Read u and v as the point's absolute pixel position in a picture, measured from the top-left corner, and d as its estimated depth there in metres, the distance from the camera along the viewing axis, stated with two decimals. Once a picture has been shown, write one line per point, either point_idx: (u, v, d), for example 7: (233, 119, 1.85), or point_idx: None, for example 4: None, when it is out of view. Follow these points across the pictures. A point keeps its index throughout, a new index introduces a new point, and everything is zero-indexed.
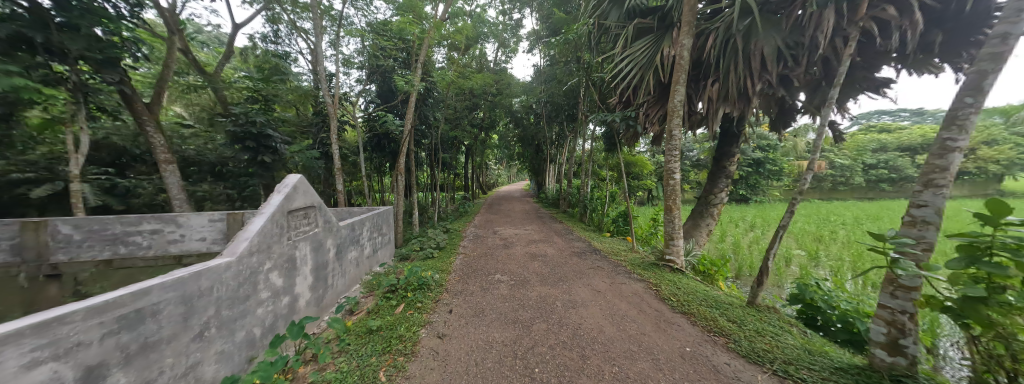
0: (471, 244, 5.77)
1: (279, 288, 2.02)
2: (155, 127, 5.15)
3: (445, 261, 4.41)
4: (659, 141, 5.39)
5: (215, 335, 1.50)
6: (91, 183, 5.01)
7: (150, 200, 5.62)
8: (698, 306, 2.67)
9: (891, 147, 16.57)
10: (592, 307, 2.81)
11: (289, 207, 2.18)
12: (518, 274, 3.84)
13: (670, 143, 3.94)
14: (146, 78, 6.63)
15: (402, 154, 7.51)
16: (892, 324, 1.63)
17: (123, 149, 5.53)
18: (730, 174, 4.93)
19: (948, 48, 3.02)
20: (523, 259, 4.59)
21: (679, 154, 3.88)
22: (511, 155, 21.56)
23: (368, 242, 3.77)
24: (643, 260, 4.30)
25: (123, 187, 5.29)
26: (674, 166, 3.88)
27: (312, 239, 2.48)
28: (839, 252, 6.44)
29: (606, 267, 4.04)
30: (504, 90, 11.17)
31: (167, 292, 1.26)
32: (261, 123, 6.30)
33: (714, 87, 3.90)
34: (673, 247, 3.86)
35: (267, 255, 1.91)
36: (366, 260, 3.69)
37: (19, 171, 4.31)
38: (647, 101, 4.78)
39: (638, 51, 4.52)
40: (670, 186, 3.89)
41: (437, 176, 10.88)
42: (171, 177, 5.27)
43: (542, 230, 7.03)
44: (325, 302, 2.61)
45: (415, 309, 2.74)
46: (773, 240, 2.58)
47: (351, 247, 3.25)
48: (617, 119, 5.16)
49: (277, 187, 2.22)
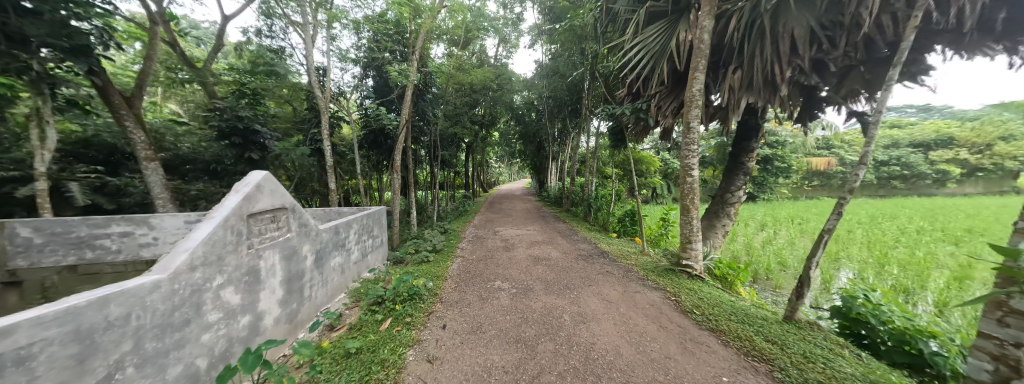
0: (469, 246, 5.42)
1: (234, 308, 1.68)
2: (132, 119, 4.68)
3: (442, 265, 4.09)
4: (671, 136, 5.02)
5: (133, 376, 1.17)
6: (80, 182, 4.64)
7: (142, 199, 5.28)
8: (728, 321, 2.32)
9: (903, 143, 16.11)
10: (605, 321, 2.47)
11: (250, 210, 1.84)
12: (520, 280, 3.52)
13: (686, 137, 3.58)
14: (134, 73, 6.38)
15: (398, 150, 7.20)
16: (1000, 360, 1.27)
17: (114, 147, 5.22)
18: (748, 171, 4.57)
19: (1012, 27, 2.64)
20: (526, 263, 4.26)
21: (697, 148, 3.48)
22: (512, 152, 21.25)
23: (355, 246, 3.44)
24: (656, 264, 3.93)
25: (113, 186, 4.97)
26: (692, 161, 3.49)
27: (283, 246, 2.15)
28: (862, 256, 6.04)
29: (616, 272, 3.71)
30: (505, 85, 10.85)
31: (47, 328, 0.93)
32: (248, 118, 5.98)
33: (735, 75, 3.51)
34: (691, 251, 3.49)
35: (217, 268, 1.58)
36: (353, 266, 3.36)
37: (4, 169, 3.98)
38: (659, 92, 4.40)
39: (650, 37, 4.15)
40: (688, 184, 3.52)
41: (436, 174, 10.54)
42: (154, 175, 4.93)
43: (544, 231, 6.67)
44: (300, 317, 2.29)
45: (403, 325, 2.40)
46: (817, 246, 2.23)
47: (334, 253, 2.93)
48: (626, 112, 4.67)
49: (236, 186, 1.87)
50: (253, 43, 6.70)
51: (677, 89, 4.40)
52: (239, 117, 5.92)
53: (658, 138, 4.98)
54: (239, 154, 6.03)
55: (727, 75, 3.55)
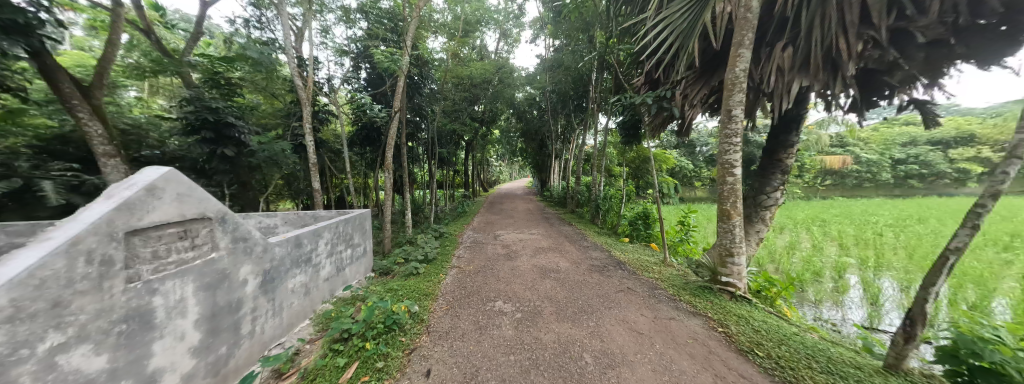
0: (466, 254, 4.82)
1: (89, 380, 1.07)
2: (89, 110, 4.04)
3: (432, 279, 3.50)
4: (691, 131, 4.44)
5: None
6: (54, 180, 3.65)
7: None
8: (811, 370, 1.71)
9: (920, 141, 15.46)
10: (642, 368, 1.85)
11: (132, 225, 1.23)
12: (525, 300, 2.95)
13: (724, 129, 2.95)
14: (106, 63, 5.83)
15: (391, 146, 6.59)
16: None
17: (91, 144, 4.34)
18: (787, 169, 3.96)
19: None
20: (532, 276, 3.68)
21: (741, 141, 2.83)
22: (512, 150, 20.71)
23: (327, 259, 2.86)
24: (684, 280, 3.33)
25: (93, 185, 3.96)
26: (734, 157, 2.86)
27: (201, 272, 1.54)
28: (905, 266, 5.44)
29: (639, 290, 3.10)
30: (506, 80, 10.25)
31: None
32: (220, 109, 5.35)
33: (785, 53, 2.91)
34: (732, 267, 2.86)
35: (51, 320, 0.97)
36: (324, 284, 2.79)
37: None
38: (686, 78, 3.81)
39: (677, 13, 3.55)
40: (727, 185, 2.90)
41: (434, 174, 9.94)
42: (116, 174, 4.27)
43: (550, 236, 6.08)
44: (231, 364, 1.69)
45: (372, 374, 1.79)
46: (935, 272, 1.62)
47: (294, 272, 2.34)
48: (646, 100, 3.98)
49: (115, 188, 1.26)
50: (231, 31, 6.07)
51: (706, 73, 3.78)
52: (210, 109, 5.30)
53: (679, 132, 4.37)
54: (211, 151, 5.46)
55: (775, 54, 2.95)
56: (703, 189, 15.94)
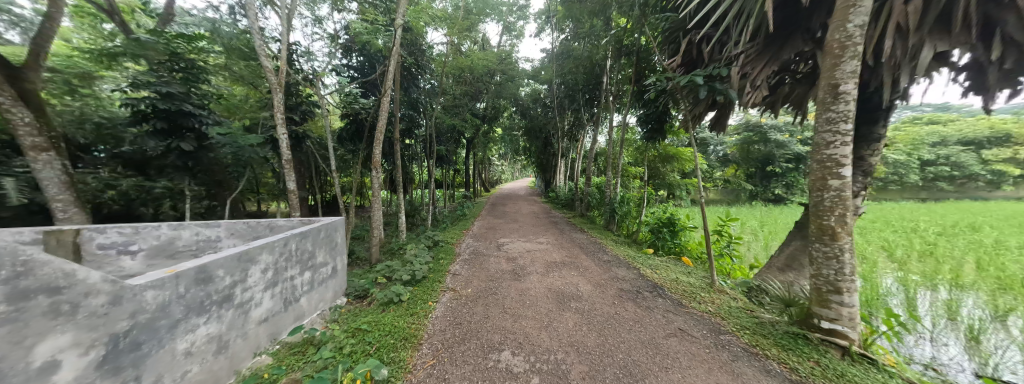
0: (463, 270, 3.99)
1: None
2: (12, 93, 3.26)
3: (418, 311, 2.68)
4: (726, 122, 3.91)
5: None
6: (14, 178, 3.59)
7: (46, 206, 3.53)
8: None
9: (952, 140, 14.37)
10: None
11: None
12: (541, 350, 2.11)
13: (822, 113, 2.13)
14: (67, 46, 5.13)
15: (380, 142, 5.78)
16: None
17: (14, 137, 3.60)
18: (870, 169, 3.10)
19: None
20: (548, 305, 2.85)
21: (851, 130, 1.99)
22: (514, 149, 19.89)
23: (266, 291, 2.01)
24: (755, 319, 2.46)
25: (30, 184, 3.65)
26: (842, 152, 2.01)
27: None
28: (987, 285, 4.54)
29: (697, 334, 2.27)
30: (511, 72, 9.46)
31: None
32: (177, 95, 4.59)
33: (911, 5, 2.06)
34: (839, 309, 2.02)
35: None
36: (259, 329, 1.93)
37: None
38: (747, 52, 3.00)
39: None
40: (829, 193, 2.05)
41: (431, 173, 9.11)
42: (49, 171, 3.49)
43: (561, 247, 5.24)
44: None
45: None
46: None
47: (195, 322, 1.49)
48: (697, 79, 3.07)
49: None
50: (207, 14, 5.20)
51: (772, 45, 2.97)
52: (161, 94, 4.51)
53: (710, 125, 3.94)
54: (167, 145, 4.74)
55: (896, 7, 2.09)
56: (716, 190, 15.07)
